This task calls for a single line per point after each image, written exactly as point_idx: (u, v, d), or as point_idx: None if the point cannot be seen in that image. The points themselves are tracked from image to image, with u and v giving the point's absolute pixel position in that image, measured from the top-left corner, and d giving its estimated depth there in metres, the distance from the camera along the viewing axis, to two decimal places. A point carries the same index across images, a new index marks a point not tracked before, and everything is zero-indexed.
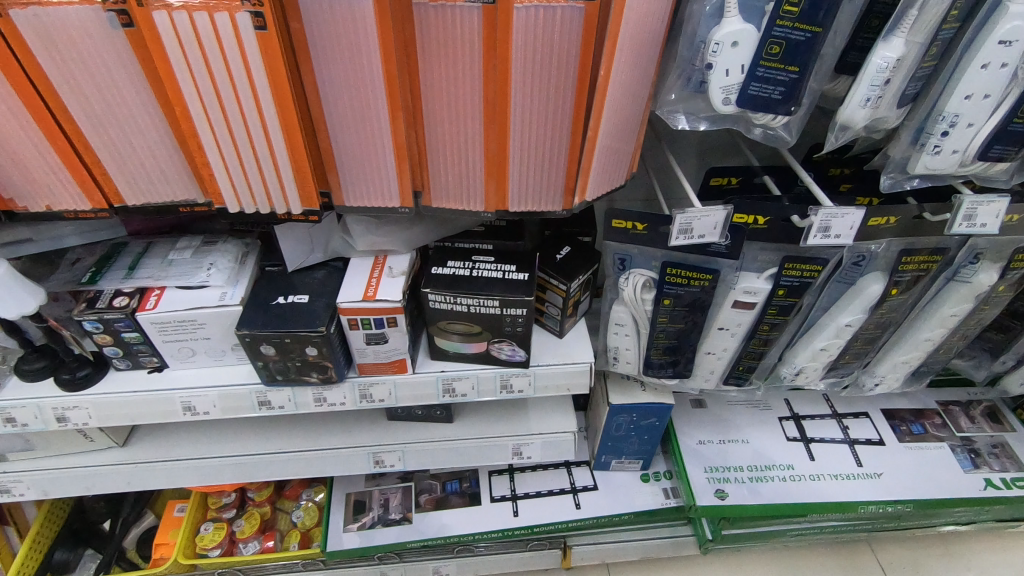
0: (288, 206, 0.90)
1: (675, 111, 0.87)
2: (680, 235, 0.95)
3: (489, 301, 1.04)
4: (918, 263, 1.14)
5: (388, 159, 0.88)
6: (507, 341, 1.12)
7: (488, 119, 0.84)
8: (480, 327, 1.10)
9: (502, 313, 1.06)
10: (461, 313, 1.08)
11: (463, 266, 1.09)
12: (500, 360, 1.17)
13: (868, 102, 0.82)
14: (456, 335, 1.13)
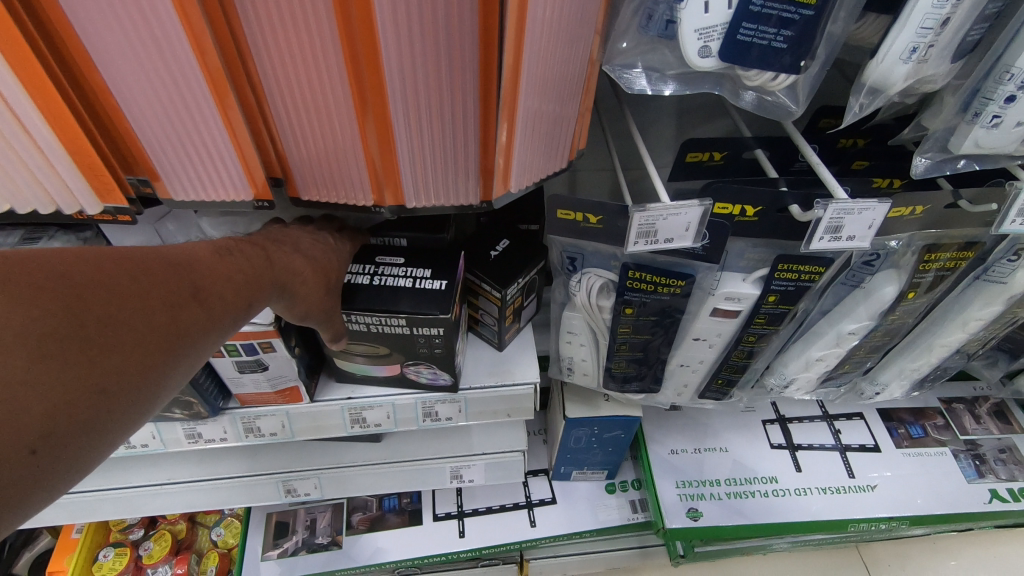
0: (79, 203, 0.66)
1: (630, 65, 0.60)
2: (640, 240, 0.72)
3: (395, 320, 0.80)
4: (944, 261, 0.91)
5: (221, 134, 0.61)
6: (424, 364, 0.89)
7: (350, 78, 0.57)
8: (389, 351, 0.87)
9: (414, 334, 0.82)
10: (362, 335, 0.83)
11: (361, 272, 0.83)
12: (420, 384, 0.93)
13: (913, 54, 0.56)
14: (360, 359, 0.89)
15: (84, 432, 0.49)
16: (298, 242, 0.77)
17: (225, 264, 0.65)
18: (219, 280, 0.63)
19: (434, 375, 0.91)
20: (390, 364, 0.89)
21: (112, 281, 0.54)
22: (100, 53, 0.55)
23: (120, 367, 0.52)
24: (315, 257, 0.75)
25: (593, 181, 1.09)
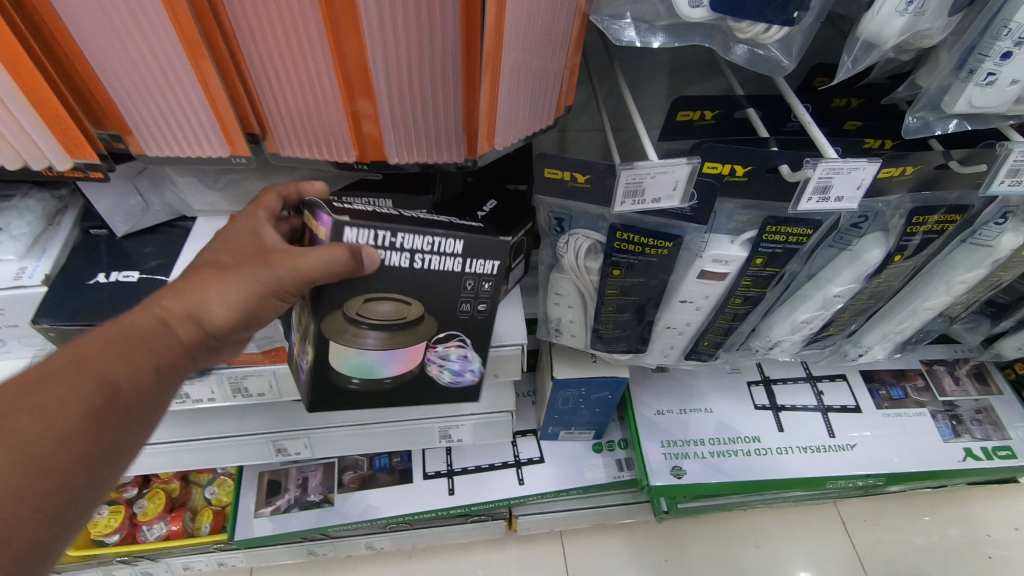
0: (47, 157, 0.64)
1: (619, 17, 0.58)
2: (626, 199, 0.71)
3: (453, 256, 0.71)
4: (931, 224, 0.91)
5: (192, 84, 0.59)
6: (453, 340, 0.79)
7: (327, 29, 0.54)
8: (416, 312, 0.75)
9: (461, 276, 0.73)
10: (396, 287, 0.72)
11: (383, 245, 0.69)
12: (446, 380, 0.85)
13: (909, 7, 0.54)
14: (370, 335, 0.75)
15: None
16: (203, 263, 0.68)
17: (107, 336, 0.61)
18: (99, 354, 0.60)
19: (464, 362, 0.83)
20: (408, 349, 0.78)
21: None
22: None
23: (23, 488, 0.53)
24: (230, 263, 0.67)
25: (582, 141, 1.06)
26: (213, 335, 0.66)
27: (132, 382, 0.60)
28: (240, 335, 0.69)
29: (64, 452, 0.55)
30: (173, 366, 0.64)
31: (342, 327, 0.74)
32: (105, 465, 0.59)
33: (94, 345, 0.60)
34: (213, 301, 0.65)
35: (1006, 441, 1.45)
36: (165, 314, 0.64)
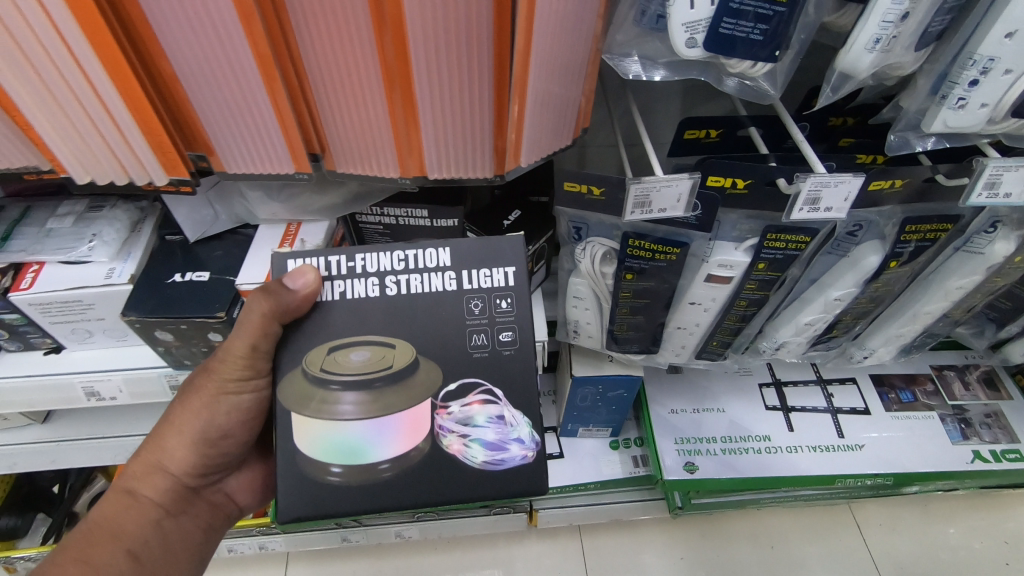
0: (149, 175, 0.75)
1: (628, 55, 0.68)
2: (635, 210, 0.80)
3: (439, 272, 0.83)
4: (924, 233, 0.98)
5: (268, 114, 0.71)
6: (474, 391, 0.83)
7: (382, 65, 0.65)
8: (396, 356, 0.81)
9: (463, 295, 0.83)
10: (378, 322, 0.82)
11: (342, 274, 0.82)
12: (481, 458, 0.83)
13: (877, 45, 0.63)
14: (345, 395, 0.80)
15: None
16: (159, 437, 0.94)
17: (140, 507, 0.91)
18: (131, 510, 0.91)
19: (499, 428, 0.83)
20: (396, 416, 0.80)
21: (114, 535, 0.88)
22: (168, 45, 0.64)
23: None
24: (219, 371, 0.88)
25: (599, 156, 1.16)
26: (215, 426, 0.93)
27: (140, 534, 0.90)
28: (213, 468, 0.98)
29: (122, 567, 0.86)
30: (180, 508, 0.94)
31: (311, 391, 0.81)
32: (187, 555, 0.94)
33: (106, 509, 0.90)
34: (170, 449, 0.93)
35: (1014, 445, 1.48)
36: (133, 484, 0.92)
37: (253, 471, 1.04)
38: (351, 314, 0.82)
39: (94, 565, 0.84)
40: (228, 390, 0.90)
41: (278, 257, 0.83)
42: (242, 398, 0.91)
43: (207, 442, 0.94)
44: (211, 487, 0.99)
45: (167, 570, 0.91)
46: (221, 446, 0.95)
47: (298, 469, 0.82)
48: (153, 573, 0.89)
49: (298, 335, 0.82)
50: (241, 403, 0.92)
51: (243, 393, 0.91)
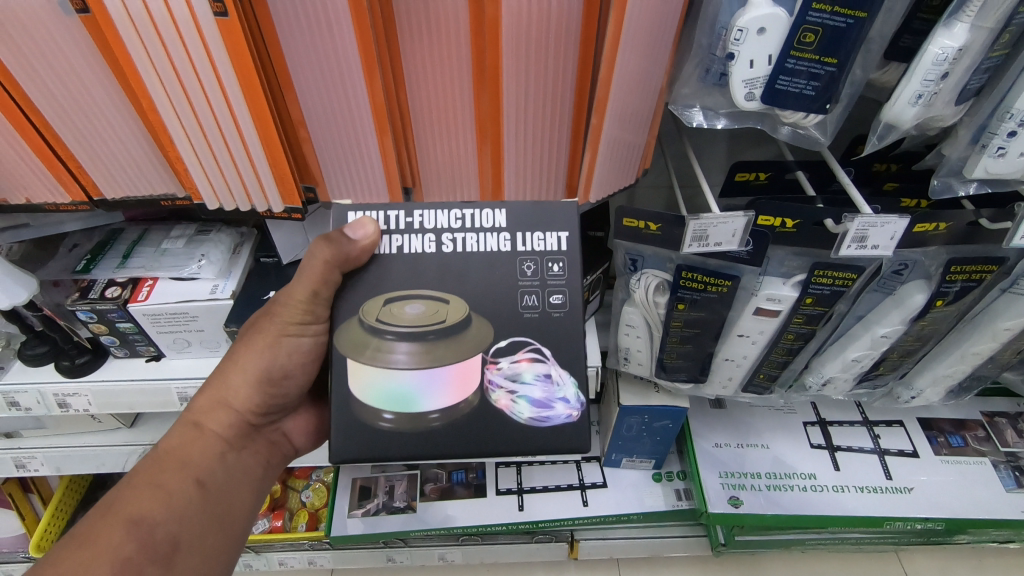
0: (267, 203, 0.86)
1: (691, 106, 0.76)
2: (693, 242, 0.88)
3: (494, 233, 0.83)
4: (969, 273, 1.02)
5: (375, 153, 0.81)
6: (523, 350, 0.83)
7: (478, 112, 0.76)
8: (449, 311, 0.81)
9: (515, 257, 0.83)
10: (433, 278, 0.82)
11: (400, 229, 0.82)
12: (526, 412, 0.84)
13: (919, 99, 0.70)
14: (401, 345, 0.80)
15: (192, 528, 0.83)
16: (222, 375, 0.94)
17: (200, 442, 0.90)
18: (193, 445, 0.89)
19: (544, 385, 0.83)
20: (449, 367, 0.81)
21: (176, 468, 0.86)
22: (302, 95, 0.75)
23: (205, 519, 0.85)
24: (282, 313, 0.88)
25: (650, 197, 1.24)
26: (277, 366, 0.92)
27: (205, 467, 0.88)
28: (273, 409, 0.97)
29: (189, 497, 0.85)
30: (241, 445, 0.93)
31: (368, 339, 0.80)
32: (248, 492, 0.92)
33: (173, 441, 0.89)
34: (234, 386, 0.93)
35: None
36: (200, 419, 0.91)
37: (312, 411, 1.04)
38: (407, 268, 0.82)
39: (160, 496, 0.83)
40: (289, 332, 0.90)
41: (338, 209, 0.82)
42: (306, 340, 0.92)
43: (269, 381, 0.93)
44: (270, 426, 0.98)
45: (230, 505, 0.89)
46: (282, 387, 0.95)
47: (352, 415, 0.83)
48: (216, 507, 0.87)
49: (354, 287, 0.82)
50: (303, 345, 0.92)
51: (305, 337, 0.91)
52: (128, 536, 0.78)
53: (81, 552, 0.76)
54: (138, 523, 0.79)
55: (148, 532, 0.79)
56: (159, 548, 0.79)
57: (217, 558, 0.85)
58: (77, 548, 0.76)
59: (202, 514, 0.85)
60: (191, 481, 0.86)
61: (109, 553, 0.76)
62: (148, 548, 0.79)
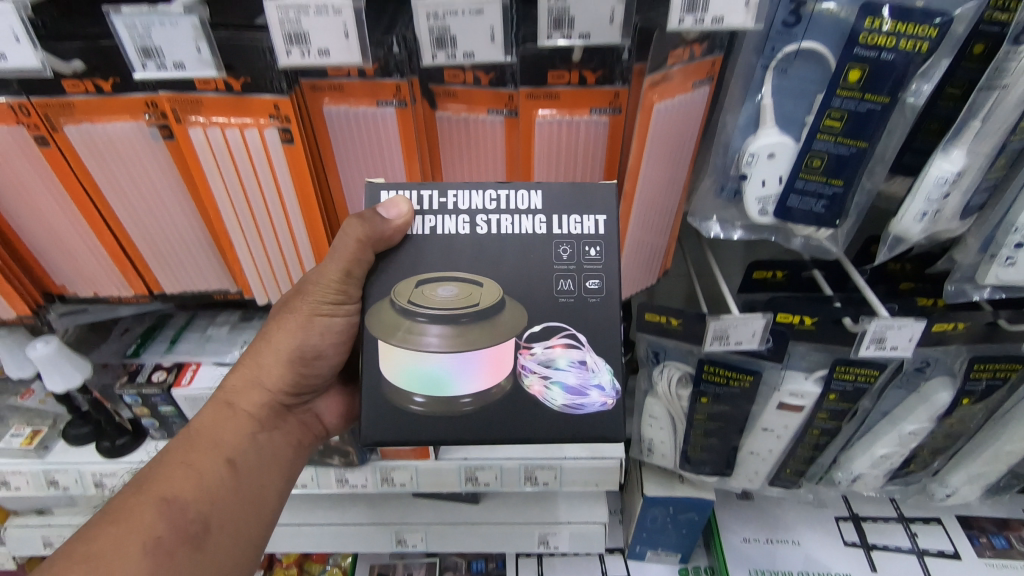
0: None
1: (708, 218, 0.81)
2: (714, 341, 0.92)
3: (530, 214, 0.73)
4: (993, 372, 1.02)
5: None
6: (558, 336, 0.73)
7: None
8: (483, 294, 0.71)
9: (551, 239, 0.74)
10: (467, 261, 0.73)
11: (433, 208, 0.74)
12: (559, 402, 0.73)
13: (924, 216, 0.74)
14: (431, 330, 0.70)
15: (222, 509, 0.79)
16: (256, 353, 0.88)
17: (231, 420, 0.85)
18: (224, 424, 0.84)
19: (580, 373, 0.72)
20: (483, 351, 0.70)
21: (205, 452, 0.82)
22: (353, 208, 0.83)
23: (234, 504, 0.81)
24: (311, 293, 0.79)
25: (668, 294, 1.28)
26: (309, 346, 0.84)
27: (238, 447, 0.84)
28: (306, 389, 0.90)
29: (222, 478, 0.81)
30: (271, 427, 0.88)
31: (396, 322, 0.71)
32: (279, 471, 0.87)
33: (204, 419, 0.84)
34: (268, 365, 0.87)
35: None
36: (231, 399, 0.86)
37: (342, 394, 0.98)
38: (441, 247, 0.74)
39: (191, 475, 0.79)
40: (322, 311, 0.81)
41: (370, 188, 0.75)
42: (338, 321, 0.82)
43: (301, 361, 0.86)
44: (302, 406, 0.92)
45: (261, 486, 0.85)
46: (313, 368, 0.88)
47: (381, 398, 0.74)
48: (247, 491, 0.83)
49: (384, 266, 0.74)
50: (335, 326, 0.83)
51: (337, 318, 0.82)
52: (161, 515, 0.75)
53: (114, 527, 0.72)
54: (170, 503, 0.76)
55: (180, 513, 0.76)
56: (192, 528, 0.76)
57: (248, 535, 0.82)
58: (107, 526, 0.73)
59: (233, 496, 0.81)
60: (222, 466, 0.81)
61: (141, 533, 0.73)
62: (181, 529, 0.75)
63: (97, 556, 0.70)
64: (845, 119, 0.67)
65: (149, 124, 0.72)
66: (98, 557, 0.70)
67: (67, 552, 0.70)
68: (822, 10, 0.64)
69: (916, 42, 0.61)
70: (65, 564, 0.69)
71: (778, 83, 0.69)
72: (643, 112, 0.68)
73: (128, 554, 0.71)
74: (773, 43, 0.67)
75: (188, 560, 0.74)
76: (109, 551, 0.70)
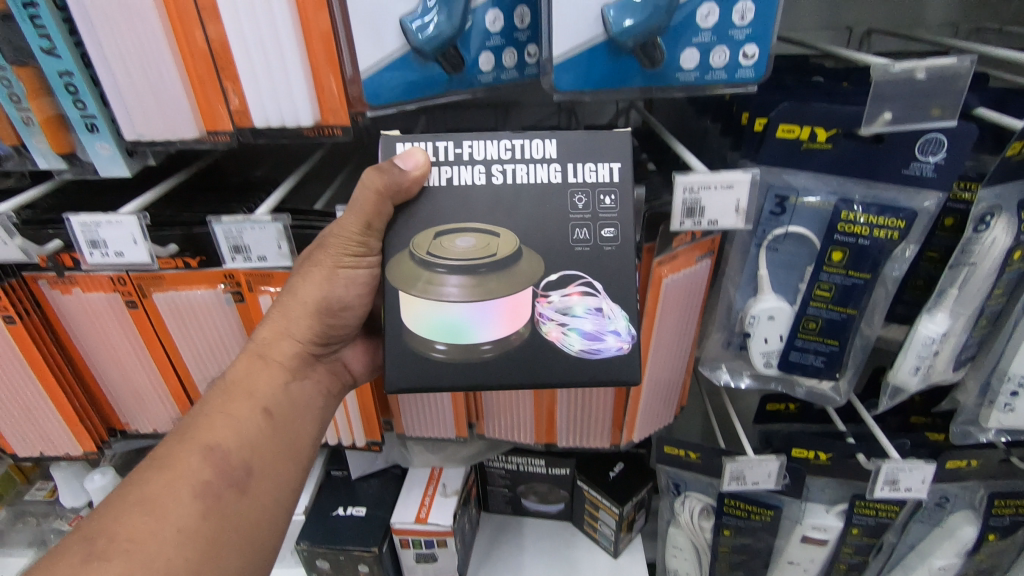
0: (353, 436, 1.01)
1: (718, 367, 0.88)
2: (732, 481, 0.96)
3: (547, 162, 0.69)
4: (1015, 508, 1.04)
5: (446, 400, 0.96)
6: (572, 285, 0.69)
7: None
8: (500, 244, 0.67)
9: (566, 188, 0.69)
10: (483, 210, 0.68)
11: (450, 159, 0.68)
12: (576, 348, 0.70)
13: (919, 370, 0.80)
14: (451, 280, 0.65)
15: (265, 453, 0.72)
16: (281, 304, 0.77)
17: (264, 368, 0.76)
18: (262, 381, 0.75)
19: (598, 320, 0.69)
20: (501, 301, 0.66)
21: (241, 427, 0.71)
22: None
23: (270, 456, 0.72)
24: (333, 244, 0.72)
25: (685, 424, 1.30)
26: (334, 298, 0.75)
27: (274, 396, 0.75)
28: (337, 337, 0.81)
29: (259, 428, 0.72)
30: (301, 376, 0.78)
31: (414, 272, 0.67)
32: (312, 418, 0.78)
33: (237, 369, 0.75)
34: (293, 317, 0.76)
35: None
36: (263, 350, 0.76)
37: (367, 339, 0.89)
38: (457, 198, 0.68)
39: (232, 422, 0.71)
40: (344, 264, 0.73)
41: (385, 140, 0.70)
42: (362, 274, 0.75)
43: (325, 313, 0.76)
44: (330, 355, 0.83)
45: (299, 435, 0.76)
46: (337, 321, 0.78)
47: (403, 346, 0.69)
48: (287, 438, 0.75)
49: (402, 219, 0.69)
50: (359, 279, 0.75)
51: (360, 271, 0.74)
52: (206, 461, 0.68)
53: (160, 474, 0.66)
54: (215, 449, 0.69)
55: (223, 459, 0.68)
56: (236, 473, 0.68)
57: (290, 488, 0.74)
58: (152, 475, 0.66)
59: (273, 443, 0.73)
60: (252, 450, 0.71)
61: (188, 478, 0.66)
62: (225, 474, 0.68)
63: (150, 500, 0.64)
64: (833, 289, 0.76)
65: (224, 291, 0.83)
66: (149, 500, 0.64)
67: (117, 498, 0.64)
68: (803, 202, 0.74)
69: (887, 230, 0.71)
70: (118, 507, 0.63)
71: (771, 258, 0.78)
72: (654, 283, 0.77)
73: (178, 498, 0.64)
74: (764, 226, 0.77)
75: (235, 507, 0.67)
76: (161, 493, 0.64)
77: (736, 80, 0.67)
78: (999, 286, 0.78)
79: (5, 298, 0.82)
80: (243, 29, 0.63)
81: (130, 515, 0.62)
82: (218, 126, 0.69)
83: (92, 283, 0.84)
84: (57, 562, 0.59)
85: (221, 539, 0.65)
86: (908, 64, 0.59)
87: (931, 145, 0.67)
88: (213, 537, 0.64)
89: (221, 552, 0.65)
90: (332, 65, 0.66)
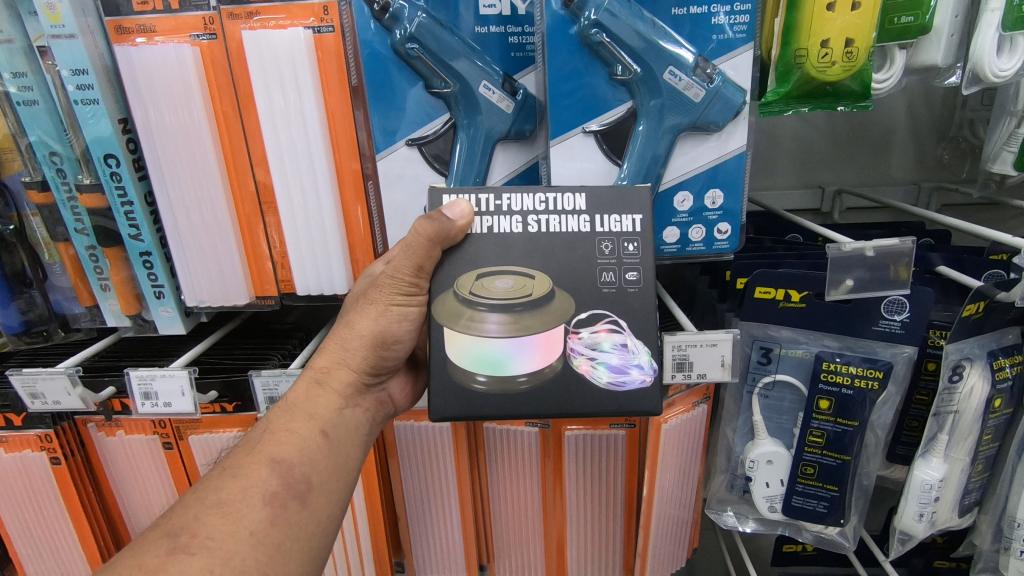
0: None
1: (724, 509, 0.89)
2: None
3: (577, 212, 0.67)
4: None
5: (458, 537, 0.97)
6: (600, 322, 0.65)
7: (543, 502, 0.93)
8: (535, 286, 0.64)
9: (594, 237, 0.67)
10: (521, 254, 0.66)
11: (490, 210, 0.66)
12: (604, 381, 0.66)
13: (923, 517, 0.81)
14: (491, 318, 0.62)
15: (323, 468, 0.67)
16: (337, 332, 0.74)
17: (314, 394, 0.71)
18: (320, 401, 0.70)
19: (624, 355, 0.65)
20: (537, 336, 0.63)
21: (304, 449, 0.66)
22: (409, 502, 0.95)
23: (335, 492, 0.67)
24: (385, 283, 0.69)
25: (707, 564, 1.26)
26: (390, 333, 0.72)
27: (332, 417, 0.70)
28: (391, 367, 0.76)
29: (318, 447, 0.67)
30: (354, 403, 0.73)
31: (457, 309, 0.63)
32: (361, 442, 0.73)
33: (296, 392, 0.71)
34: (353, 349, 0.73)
35: None
36: (321, 376, 0.72)
37: (411, 371, 0.83)
38: (495, 245, 0.66)
39: (295, 437, 0.67)
40: (398, 300, 0.70)
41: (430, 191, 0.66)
42: (413, 311, 0.72)
43: (380, 346, 0.73)
44: (378, 386, 0.77)
45: (351, 458, 0.71)
46: (390, 354, 0.74)
47: (447, 376, 0.65)
48: (342, 462, 0.69)
49: (448, 261, 0.66)
50: (411, 315, 0.72)
51: (412, 308, 0.71)
52: (274, 472, 0.63)
53: (233, 482, 0.62)
54: (280, 462, 0.64)
55: (289, 472, 0.64)
56: (297, 485, 0.64)
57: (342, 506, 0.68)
58: (225, 482, 0.62)
59: (330, 462, 0.68)
60: (315, 480, 0.65)
61: (257, 487, 0.62)
62: (290, 485, 0.63)
63: (226, 504, 0.60)
64: (825, 435, 0.80)
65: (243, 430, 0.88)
66: (226, 504, 0.60)
67: (193, 499, 0.61)
68: (788, 352, 0.80)
69: (868, 381, 0.77)
70: (195, 509, 0.60)
71: (764, 404, 0.84)
72: (655, 429, 0.81)
73: (249, 503, 0.61)
74: (754, 374, 0.83)
75: (299, 520, 0.62)
76: (235, 498, 0.61)
77: (714, 249, 0.77)
78: (987, 432, 0.81)
79: (56, 440, 0.89)
80: (286, 175, 0.74)
81: (209, 515, 0.59)
82: (268, 289, 0.82)
83: (134, 425, 0.91)
84: (140, 557, 0.56)
85: (286, 546, 0.61)
86: (857, 244, 0.71)
87: (894, 305, 0.75)
88: (279, 544, 0.60)
89: (284, 560, 0.60)
90: (360, 200, 0.77)
